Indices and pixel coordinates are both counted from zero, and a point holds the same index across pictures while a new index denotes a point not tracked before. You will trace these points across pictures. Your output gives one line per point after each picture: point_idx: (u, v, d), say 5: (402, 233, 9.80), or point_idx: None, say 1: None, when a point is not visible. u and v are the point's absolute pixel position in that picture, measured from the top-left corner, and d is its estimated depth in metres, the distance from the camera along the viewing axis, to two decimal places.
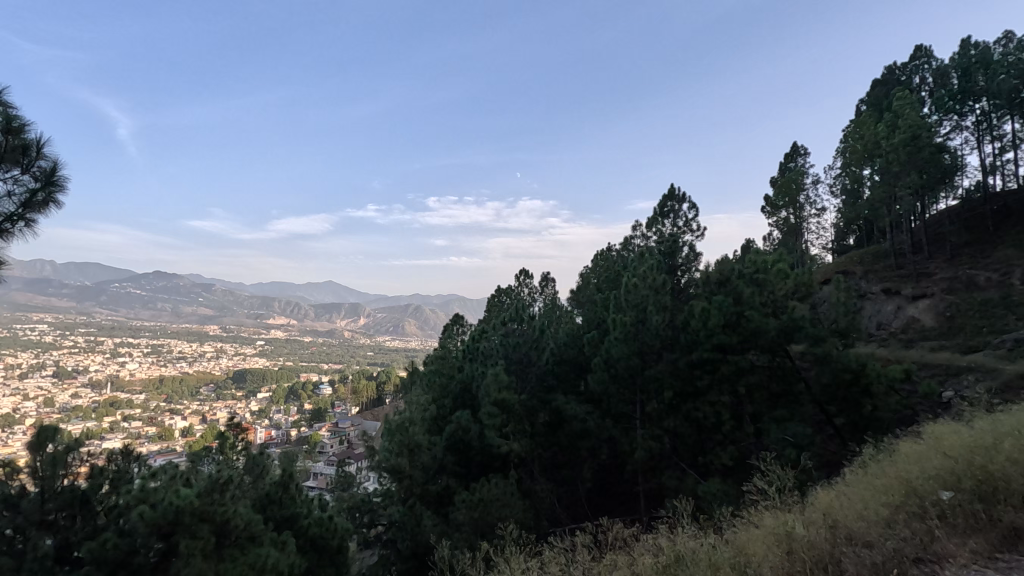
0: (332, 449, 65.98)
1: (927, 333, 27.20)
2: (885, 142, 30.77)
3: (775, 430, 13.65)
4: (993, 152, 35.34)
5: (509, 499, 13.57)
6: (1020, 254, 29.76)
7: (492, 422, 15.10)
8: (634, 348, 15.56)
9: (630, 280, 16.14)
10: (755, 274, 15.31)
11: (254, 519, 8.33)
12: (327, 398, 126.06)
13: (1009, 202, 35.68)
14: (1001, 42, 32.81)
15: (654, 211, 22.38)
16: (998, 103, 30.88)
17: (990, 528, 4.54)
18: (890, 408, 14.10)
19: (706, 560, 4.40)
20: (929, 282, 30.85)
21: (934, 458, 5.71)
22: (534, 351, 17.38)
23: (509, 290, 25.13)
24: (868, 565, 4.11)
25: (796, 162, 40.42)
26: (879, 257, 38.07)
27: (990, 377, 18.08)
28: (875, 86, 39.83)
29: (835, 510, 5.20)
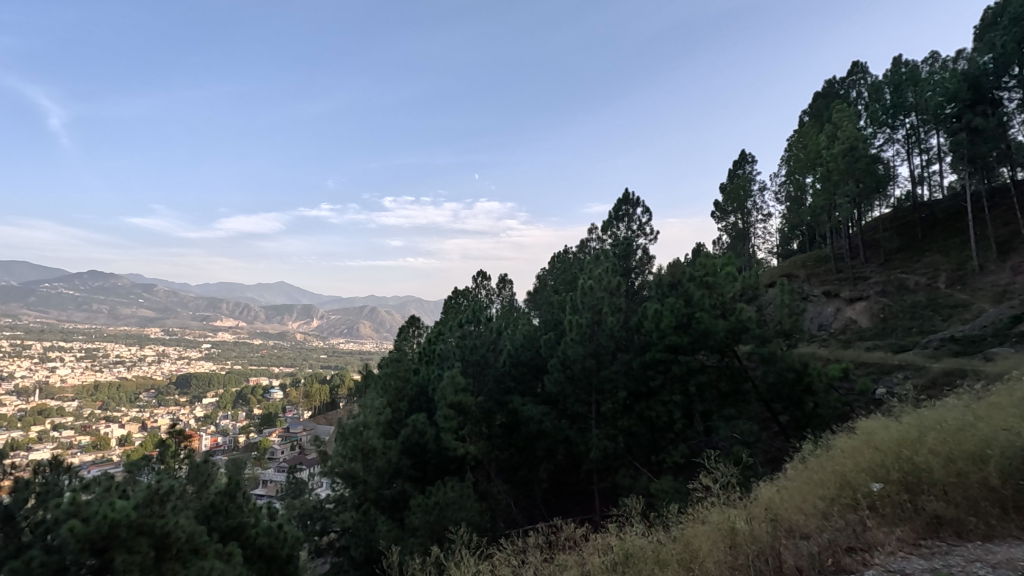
0: (284, 455, 64.34)
1: (862, 333, 28.88)
2: (826, 152, 32.52)
3: (724, 428, 14.16)
4: (920, 164, 37.79)
5: (465, 502, 13.57)
6: (945, 259, 31.92)
7: (449, 425, 14.86)
8: (589, 349, 15.81)
9: (585, 282, 16.31)
10: (705, 277, 15.80)
11: (198, 531, 8.03)
12: (278, 402, 122.51)
13: (936, 211, 38.20)
14: (929, 61, 35.16)
15: (609, 215, 22.82)
16: (926, 118, 33.05)
17: (914, 518, 4.86)
18: (830, 406, 14.76)
19: (654, 558, 4.47)
20: (865, 285, 32.68)
21: (865, 452, 6.02)
22: (491, 352, 17.31)
23: (467, 291, 25.11)
24: (805, 557, 4.32)
25: (743, 169, 42.01)
26: (819, 261, 40.10)
27: (917, 374, 19.27)
28: (816, 99, 41.99)
29: (776, 504, 5.37)
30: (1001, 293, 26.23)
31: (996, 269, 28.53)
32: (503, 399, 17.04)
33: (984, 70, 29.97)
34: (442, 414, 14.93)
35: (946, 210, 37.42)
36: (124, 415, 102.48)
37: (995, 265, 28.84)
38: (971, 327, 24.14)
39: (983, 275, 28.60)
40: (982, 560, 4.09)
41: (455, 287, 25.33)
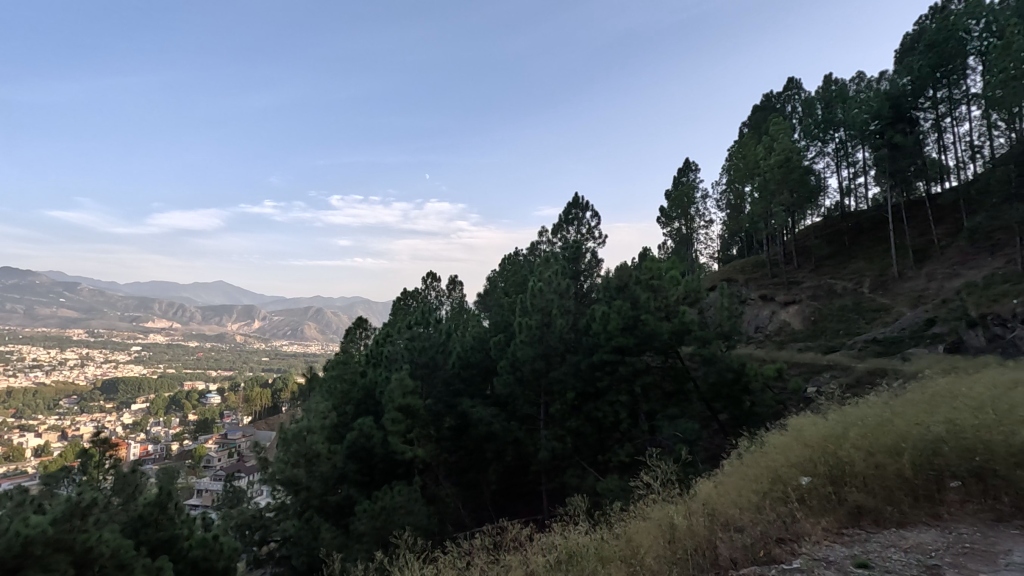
0: (220, 463, 61.50)
1: (795, 335, 30.52)
2: (764, 163, 34.22)
3: (667, 427, 14.63)
4: (848, 176, 40.28)
5: (413, 506, 13.37)
6: (869, 266, 34.15)
7: (397, 429, 14.62)
8: (538, 351, 15.96)
9: (535, 284, 16.50)
10: (651, 280, 16.27)
11: (125, 546, 7.56)
12: (214, 407, 116.97)
13: (861, 220, 40.81)
14: (856, 81, 37.60)
15: (559, 218, 23.12)
16: (853, 134, 35.25)
17: (839, 508, 5.16)
18: (765, 404, 15.52)
19: (596, 554, 4.52)
20: (798, 290, 34.57)
21: (794, 448, 6.32)
22: (440, 355, 17.18)
23: (416, 293, 24.79)
24: (739, 549, 4.52)
25: (687, 176, 43.55)
26: (756, 267, 42.03)
27: (844, 374, 20.54)
28: (755, 111, 44.10)
29: (713, 499, 5.55)
30: (917, 298, 28.33)
31: (912, 276, 30.80)
32: (452, 401, 16.93)
33: (904, 91, 32.34)
34: (389, 417, 14.67)
35: (871, 219, 40.05)
36: (42, 423, 95.26)
37: (912, 271, 31.12)
38: (891, 330, 25.95)
39: (902, 281, 30.81)
40: (897, 545, 4.41)
41: (404, 288, 24.96)
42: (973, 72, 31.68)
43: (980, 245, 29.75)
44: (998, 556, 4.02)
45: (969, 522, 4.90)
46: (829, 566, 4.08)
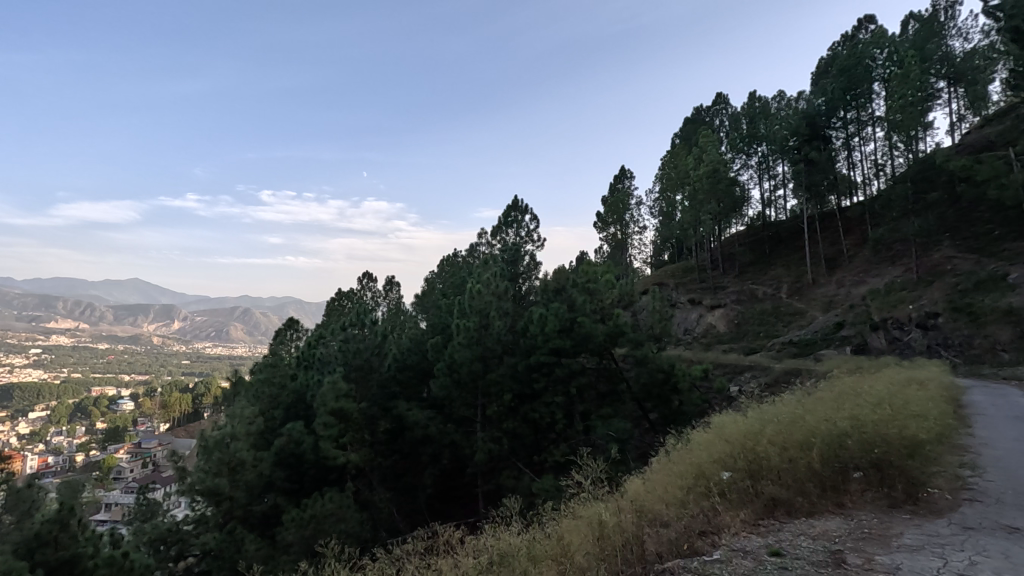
0: (133, 475, 57.44)
1: (720, 338, 32.21)
2: (694, 173, 35.89)
3: (601, 426, 15.00)
4: (769, 188, 42.95)
5: (344, 513, 13.02)
6: (786, 273, 36.54)
7: (329, 433, 14.12)
8: (476, 353, 15.92)
9: (474, 286, 16.50)
10: (587, 283, 16.74)
11: (17, 568, 6.87)
12: (127, 414, 108.99)
13: (780, 229, 43.60)
14: (777, 99, 40.25)
15: (498, 220, 23.21)
16: (774, 148, 37.64)
17: (756, 501, 5.46)
18: (693, 402, 16.24)
19: (527, 553, 4.51)
20: (723, 294, 36.49)
21: (717, 444, 6.60)
22: (376, 356, 16.74)
23: (351, 293, 24.12)
24: (664, 544, 4.68)
25: (623, 184, 44.90)
26: (686, 272, 44.01)
27: (763, 373, 21.88)
28: (686, 123, 46.24)
29: (641, 496, 5.71)
30: (828, 303, 30.60)
31: (824, 282, 33.24)
32: (388, 404, 16.58)
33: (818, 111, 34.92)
34: (321, 422, 14.15)
35: (788, 229, 42.87)
36: None
37: (824, 278, 33.59)
38: (805, 332, 27.88)
39: (815, 287, 33.19)
40: (806, 533, 4.73)
41: (339, 288, 24.23)
42: (877, 97, 34.70)
43: (881, 255, 32.55)
44: (892, 539, 4.40)
45: (868, 508, 5.34)
46: (746, 556, 4.31)
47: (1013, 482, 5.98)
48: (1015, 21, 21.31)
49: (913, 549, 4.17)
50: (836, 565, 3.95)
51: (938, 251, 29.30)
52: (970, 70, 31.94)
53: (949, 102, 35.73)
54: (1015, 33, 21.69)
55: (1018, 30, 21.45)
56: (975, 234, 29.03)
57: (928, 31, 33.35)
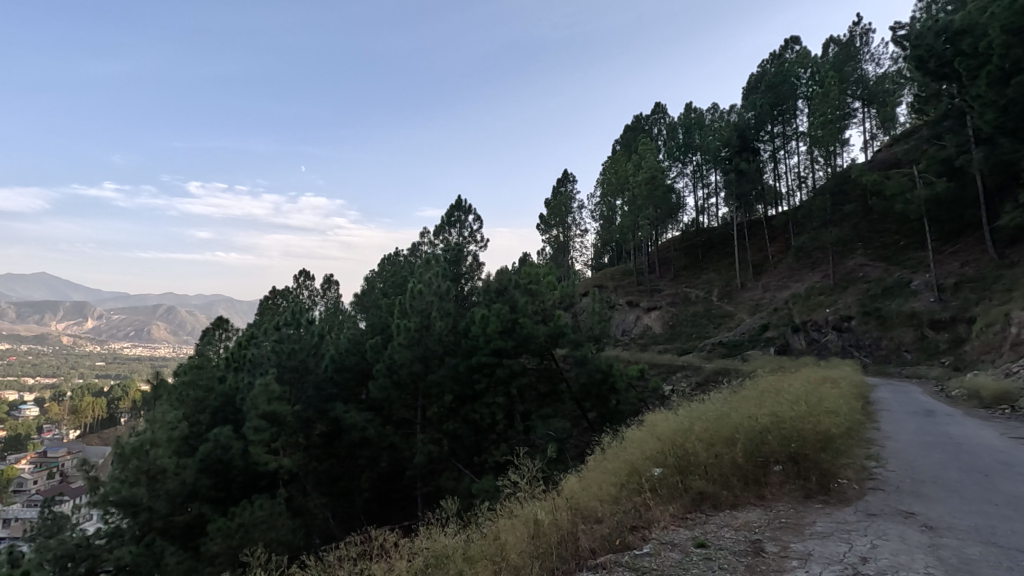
0: (36, 487, 52.73)
1: (656, 339, 33.43)
2: (633, 179, 37.07)
3: (541, 426, 15.20)
4: (703, 197, 44.96)
5: (275, 520, 12.53)
6: (717, 277, 38.34)
7: (259, 438, 13.50)
8: (416, 354, 15.72)
9: (415, 286, 16.28)
10: (529, 285, 16.98)
11: None
12: (31, 420, 99.94)
13: (712, 236, 45.72)
14: (711, 111, 42.20)
15: (441, 220, 23.03)
16: (707, 158, 39.45)
17: (684, 495, 5.68)
18: (629, 402, 16.72)
19: (463, 554, 4.46)
20: (659, 296, 37.83)
21: (648, 441, 6.80)
22: (312, 357, 16.20)
23: (286, 292, 23.23)
24: (598, 540, 4.80)
25: (566, 187, 45.68)
26: (624, 275, 45.25)
27: (695, 373, 22.87)
28: (627, 130, 47.74)
29: (576, 492, 5.80)
30: (754, 306, 32.38)
31: (751, 287, 35.14)
32: (324, 406, 16.05)
33: (748, 124, 36.91)
34: (252, 426, 13.51)
35: (720, 235, 45.01)
36: None
37: (751, 283, 35.51)
38: (734, 334, 29.35)
39: (743, 291, 35.03)
40: (729, 525, 4.98)
41: (273, 287, 23.27)
42: (800, 113, 37.07)
43: (803, 261, 34.79)
44: (805, 528, 4.71)
45: (786, 499, 5.69)
46: (674, 548, 4.49)
47: (910, 471, 6.56)
48: (918, 51, 23.38)
49: (824, 536, 4.48)
50: (756, 552, 4.19)
51: (852, 259, 31.66)
52: (881, 93, 34.74)
53: (862, 122, 38.67)
54: (919, 61, 23.77)
55: (921, 59, 23.53)
56: (884, 244, 31.55)
57: (846, 55, 35.99)
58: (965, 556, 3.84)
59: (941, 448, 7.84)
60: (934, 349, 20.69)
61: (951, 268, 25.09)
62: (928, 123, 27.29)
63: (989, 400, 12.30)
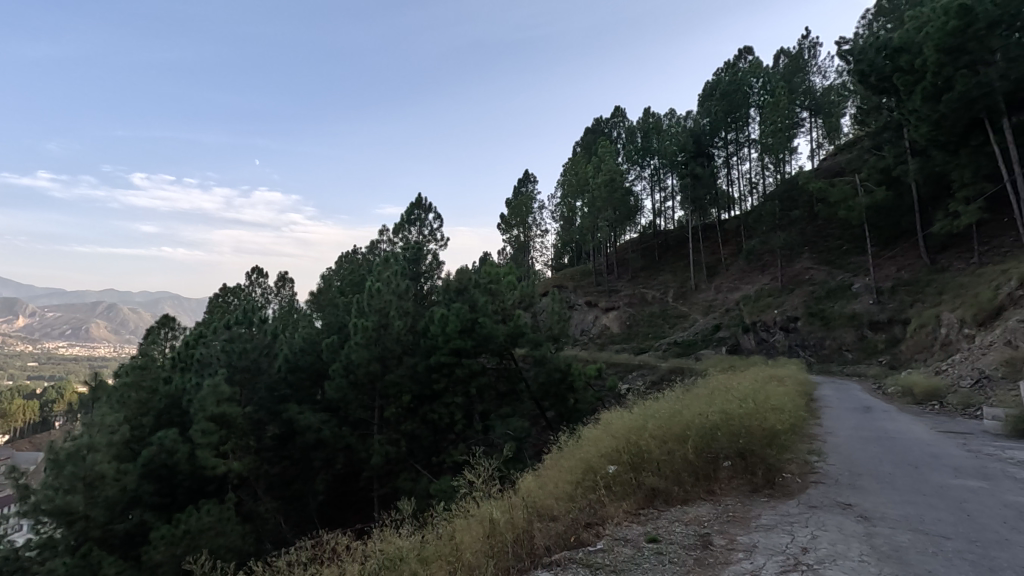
0: None
1: (614, 338, 34.06)
2: (593, 181, 37.62)
3: (499, 425, 15.24)
4: (660, 200, 46.04)
5: (224, 526, 12.11)
6: (673, 279, 39.35)
7: (207, 440, 13.00)
8: (374, 353, 15.45)
9: (373, 284, 16.02)
10: (489, 284, 16.95)
11: None
12: None
13: (668, 238, 46.89)
14: (668, 116, 43.29)
15: (400, 217, 22.73)
16: (665, 162, 40.41)
17: (637, 492, 5.81)
18: (587, 400, 16.97)
19: (417, 555, 4.38)
20: (617, 296, 38.53)
21: (603, 439, 6.87)
22: (264, 357, 15.72)
23: (238, 289, 22.46)
24: (554, 538, 4.84)
25: (527, 187, 45.94)
26: (583, 276, 45.83)
27: (651, 372, 23.43)
28: (587, 133, 48.40)
29: (533, 490, 5.82)
30: (708, 306, 33.43)
31: (705, 288, 36.24)
32: (277, 407, 15.81)
33: (703, 130, 38.00)
34: (199, 429, 12.99)
35: (675, 237, 46.22)
36: None
37: (705, 284, 36.64)
38: (688, 334, 30.20)
39: (697, 292, 36.10)
40: (680, 519, 5.13)
41: (223, 284, 22.43)
42: (752, 121, 38.45)
43: (753, 264, 36.10)
44: (751, 520, 4.90)
45: (733, 494, 5.92)
46: (627, 544, 4.58)
47: (848, 465, 6.92)
48: (861, 65, 24.65)
49: (767, 528, 4.67)
50: (705, 546, 4.33)
51: (799, 262, 33.07)
52: (827, 104, 36.43)
53: (810, 131, 40.44)
54: (862, 75, 25.04)
55: (864, 73, 24.82)
56: (828, 249, 33.10)
57: (795, 67, 37.54)
58: (896, 544, 4.07)
59: (877, 443, 8.30)
60: (873, 349, 21.86)
61: (888, 272, 26.56)
62: (869, 134, 28.78)
63: (921, 396, 13.10)
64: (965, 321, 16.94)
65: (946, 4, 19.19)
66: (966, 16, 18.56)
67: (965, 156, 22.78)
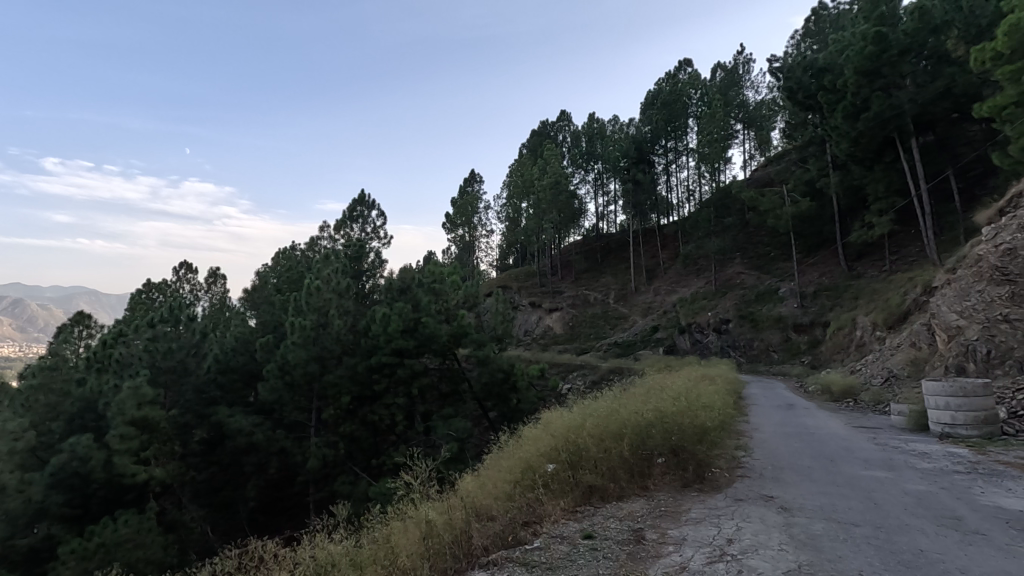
0: None
1: (556, 339, 34.63)
2: (538, 184, 38.05)
3: (442, 426, 15.13)
4: (603, 203, 47.14)
5: (145, 537, 11.38)
6: (614, 281, 40.41)
7: (125, 446, 12.16)
8: (312, 353, 14.97)
9: (312, 282, 15.52)
10: (433, 284, 16.75)
11: None
12: None
13: (610, 241, 48.08)
14: (612, 122, 44.43)
15: (342, 214, 22.11)
16: (608, 167, 41.43)
17: (576, 489, 5.91)
18: (528, 400, 17.14)
19: (351, 560, 4.27)
20: (560, 297, 39.17)
21: (542, 438, 6.93)
22: (192, 357, 14.88)
23: (164, 286, 21.17)
24: (492, 538, 4.85)
25: (472, 187, 45.93)
26: (528, 276, 46.25)
27: (591, 371, 23.96)
28: (533, 135, 48.89)
29: (472, 491, 5.80)
30: (647, 308, 34.57)
31: (644, 290, 37.44)
32: (205, 410, 15.01)
33: (645, 137, 39.22)
34: (117, 434, 12.12)
35: (617, 240, 47.46)
36: None
37: (644, 287, 37.85)
38: (628, 334, 31.16)
39: (637, 294, 37.24)
40: (615, 515, 5.28)
41: (147, 279, 21.07)
42: (691, 131, 40.06)
43: (689, 268, 37.59)
44: (682, 514, 5.11)
45: (666, 489, 6.16)
46: (563, 541, 4.66)
47: (771, 459, 7.34)
48: (789, 83, 26.19)
49: (696, 521, 4.87)
50: (638, 540, 4.46)
51: (731, 267, 34.76)
52: (759, 117, 38.45)
53: (743, 143, 42.54)
54: (790, 92, 26.60)
55: (792, 90, 26.38)
56: (758, 255, 34.97)
57: (730, 81, 39.39)
58: (811, 532, 4.35)
59: (798, 438, 8.83)
60: (796, 349, 23.30)
61: (811, 278, 28.34)
62: (796, 148, 30.62)
63: (837, 394, 14.07)
64: (877, 325, 18.31)
65: (864, 30, 20.70)
66: (882, 43, 20.11)
67: (879, 171, 24.64)
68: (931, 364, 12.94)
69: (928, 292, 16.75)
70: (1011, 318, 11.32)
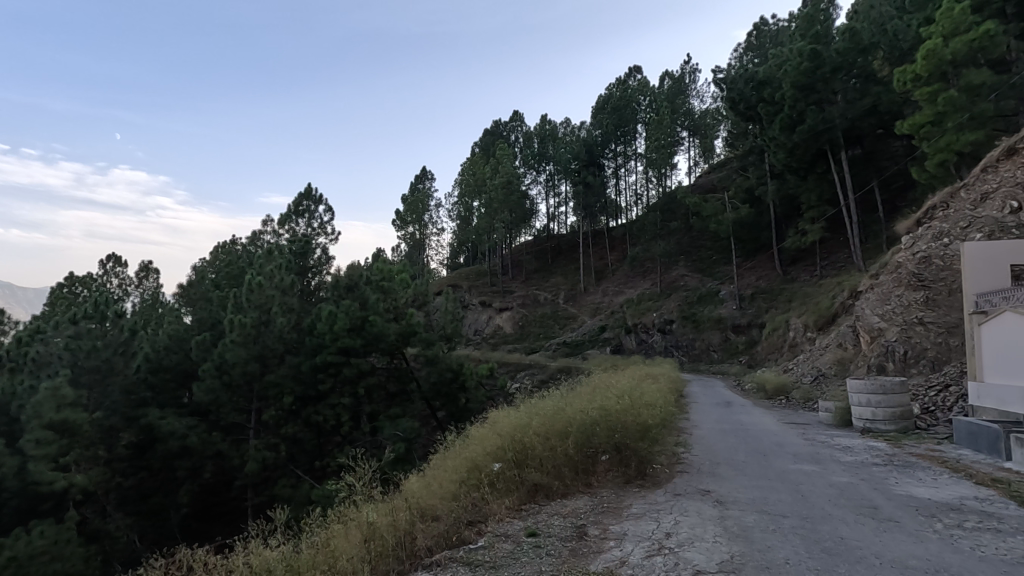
0: None
1: (506, 338, 34.76)
2: (490, 183, 38.09)
3: (389, 426, 14.90)
4: (553, 204, 47.65)
5: (63, 548, 10.62)
6: (563, 281, 40.97)
7: (42, 452, 11.29)
8: (252, 353, 14.39)
9: (254, 278, 14.91)
10: (381, 282, 16.45)
11: None
12: None
13: (561, 241, 48.71)
14: (564, 125, 45.04)
15: (287, 208, 21.36)
16: (559, 168, 41.95)
17: (520, 488, 5.96)
18: (477, 400, 17.14)
19: (290, 565, 4.13)
20: (511, 296, 39.37)
21: (488, 437, 6.90)
22: (120, 357, 13.97)
23: (89, 280, 19.81)
24: (436, 539, 4.82)
25: (423, 184, 45.45)
26: (478, 275, 46.17)
27: (540, 371, 24.19)
28: (486, 134, 48.88)
29: (417, 491, 5.72)
30: (595, 308, 35.25)
31: (593, 291, 38.16)
32: (133, 413, 14.16)
33: (595, 141, 39.97)
34: (33, 439, 11.24)
35: (567, 241, 48.11)
36: None
37: (593, 287, 38.57)
38: (576, 334, 31.66)
39: (586, 294, 37.91)
40: (558, 513, 5.35)
41: (70, 273, 19.65)
42: (639, 136, 41.15)
43: (636, 270, 38.58)
44: (623, 510, 5.24)
45: (608, 486, 6.32)
46: (507, 540, 4.68)
47: (709, 454, 7.64)
48: (732, 93, 27.33)
49: (636, 517, 5.01)
50: (580, 537, 4.54)
51: (675, 269, 35.95)
52: (703, 126, 39.96)
53: (688, 149, 44.04)
54: (732, 102, 27.78)
55: (734, 100, 27.54)
56: (700, 258, 36.30)
57: (677, 89, 40.72)
58: (743, 523, 4.57)
59: (734, 434, 9.23)
60: (735, 349, 24.35)
61: (749, 281, 29.67)
62: (737, 156, 31.99)
63: (771, 391, 14.80)
64: (808, 326, 19.40)
65: (801, 47, 21.94)
66: (817, 59, 21.36)
67: (812, 181, 26.09)
68: (856, 364, 13.84)
69: (854, 296, 17.90)
70: (925, 321, 12.25)
